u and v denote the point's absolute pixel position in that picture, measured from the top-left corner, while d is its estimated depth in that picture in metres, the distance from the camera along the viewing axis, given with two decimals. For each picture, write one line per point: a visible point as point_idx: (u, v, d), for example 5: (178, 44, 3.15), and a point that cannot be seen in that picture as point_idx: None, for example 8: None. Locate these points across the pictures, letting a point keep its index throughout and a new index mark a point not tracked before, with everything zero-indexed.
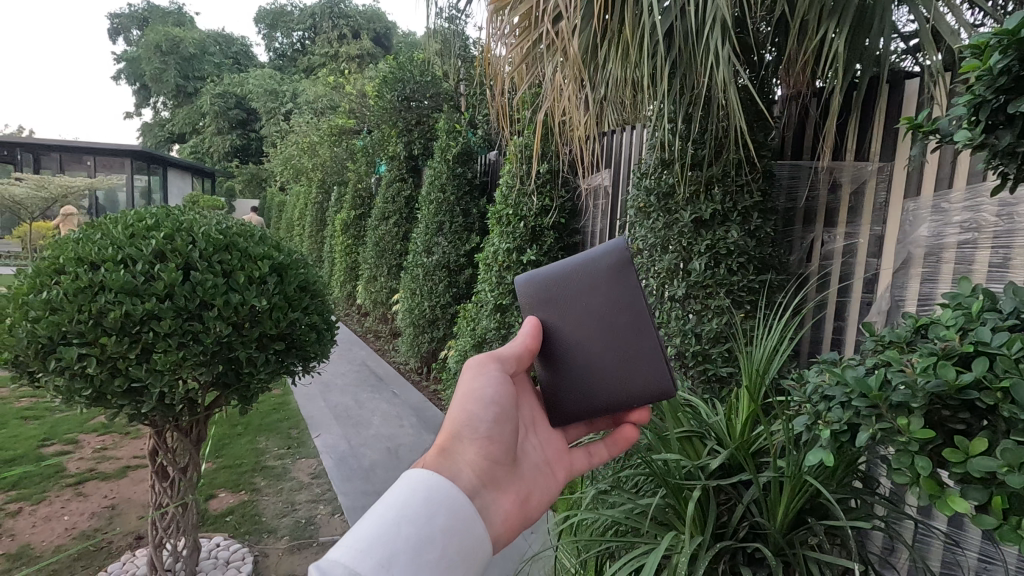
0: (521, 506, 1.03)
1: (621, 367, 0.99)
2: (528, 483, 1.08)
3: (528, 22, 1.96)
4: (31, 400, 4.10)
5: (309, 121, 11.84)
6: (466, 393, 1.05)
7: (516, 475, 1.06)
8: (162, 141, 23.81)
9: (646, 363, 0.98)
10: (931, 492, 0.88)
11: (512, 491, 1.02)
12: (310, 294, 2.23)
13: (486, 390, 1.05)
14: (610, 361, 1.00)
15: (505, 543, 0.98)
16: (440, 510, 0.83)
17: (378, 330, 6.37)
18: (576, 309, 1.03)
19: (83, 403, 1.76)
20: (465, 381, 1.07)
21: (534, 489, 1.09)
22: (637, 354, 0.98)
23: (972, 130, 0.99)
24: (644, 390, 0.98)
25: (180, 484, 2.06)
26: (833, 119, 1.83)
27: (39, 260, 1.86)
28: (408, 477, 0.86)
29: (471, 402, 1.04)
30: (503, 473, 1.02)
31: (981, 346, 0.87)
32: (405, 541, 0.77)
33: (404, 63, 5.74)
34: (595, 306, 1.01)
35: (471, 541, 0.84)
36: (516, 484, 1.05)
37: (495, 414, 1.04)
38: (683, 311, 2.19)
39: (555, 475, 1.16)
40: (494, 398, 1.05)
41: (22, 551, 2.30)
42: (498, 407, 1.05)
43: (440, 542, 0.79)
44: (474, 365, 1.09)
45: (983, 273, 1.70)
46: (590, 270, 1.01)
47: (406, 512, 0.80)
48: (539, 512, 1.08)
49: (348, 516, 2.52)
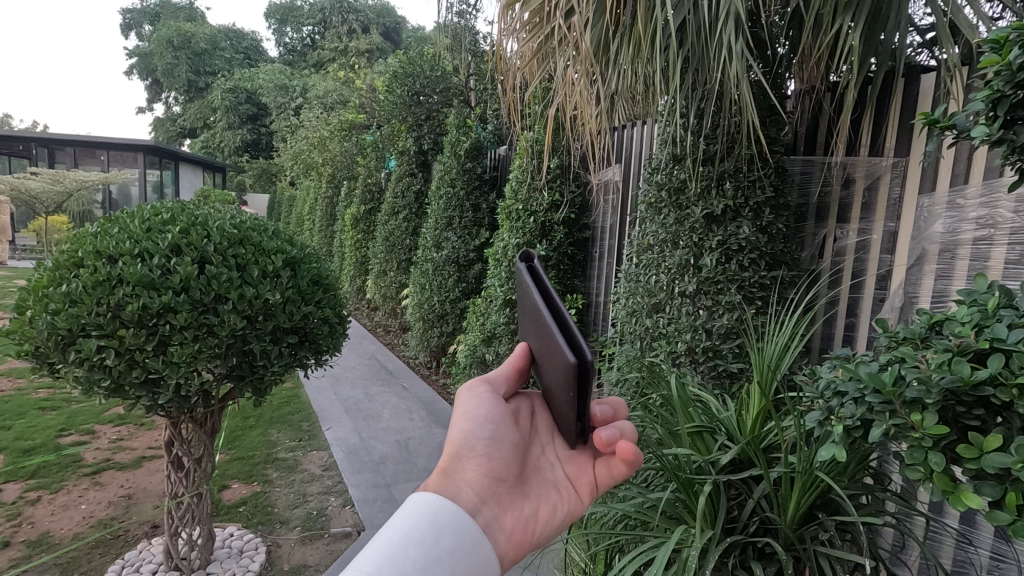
0: (531, 521, 0.98)
1: (557, 383, 0.81)
2: (539, 500, 1.01)
3: (540, 18, 1.96)
4: (49, 391, 4.17)
5: (318, 116, 11.87)
6: (462, 413, 1.03)
7: (525, 493, 1.00)
8: (174, 135, 23.93)
9: (557, 358, 0.77)
10: (944, 488, 0.87)
11: (519, 510, 0.98)
12: (323, 288, 2.25)
13: (479, 412, 1.01)
14: (552, 380, 0.84)
15: (512, 564, 0.93)
16: (446, 533, 0.84)
17: (387, 324, 6.41)
18: (533, 339, 0.93)
19: (101, 393, 1.79)
20: (460, 405, 1.05)
21: (548, 501, 1.02)
22: (555, 361, 0.79)
23: (990, 126, 0.98)
24: (574, 393, 0.76)
25: (195, 474, 2.10)
26: (848, 115, 1.80)
27: (59, 254, 1.89)
28: (412, 501, 0.88)
29: (467, 421, 1.01)
30: (509, 491, 0.98)
31: (997, 343, 0.86)
32: (414, 563, 0.78)
33: (414, 58, 5.70)
34: (534, 329, 0.89)
35: (479, 561, 0.85)
36: (524, 503, 0.99)
37: (491, 432, 1.00)
38: (694, 307, 2.18)
39: (574, 485, 1.04)
40: (491, 418, 1.01)
41: (41, 538, 2.35)
42: (494, 425, 1.00)
43: (449, 563, 0.80)
44: (470, 390, 1.06)
45: (998, 270, 1.68)
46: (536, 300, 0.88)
47: (414, 535, 0.81)
48: (552, 525, 1.00)
49: (359, 509, 2.55)
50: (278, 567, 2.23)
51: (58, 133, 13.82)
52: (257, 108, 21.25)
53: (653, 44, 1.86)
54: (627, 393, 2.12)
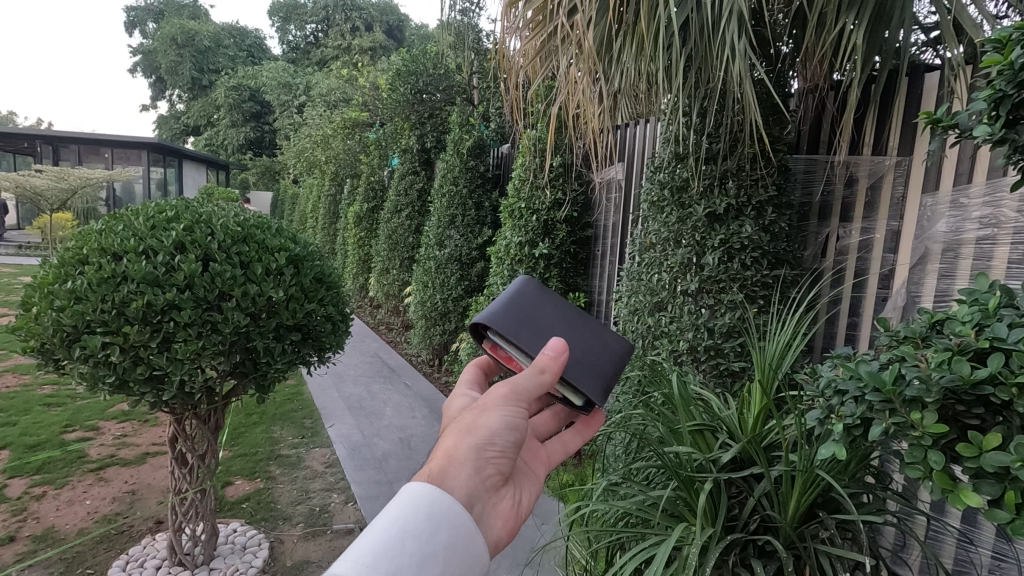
0: (519, 508, 1.07)
1: (601, 351, 1.19)
2: (522, 489, 1.11)
3: (543, 16, 1.96)
4: (53, 387, 4.19)
5: (321, 115, 11.89)
6: (487, 413, 1.05)
7: (513, 484, 1.09)
8: (178, 133, 24.02)
9: (607, 343, 1.21)
10: (943, 486, 0.87)
11: (511, 500, 1.06)
12: (326, 286, 2.26)
13: (508, 414, 1.06)
14: (584, 353, 1.16)
15: (497, 550, 1.00)
16: (442, 526, 0.85)
17: (390, 323, 6.42)
18: (542, 330, 1.18)
19: (106, 389, 1.80)
20: (487, 402, 1.07)
21: (526, 488, 1.13)
22: (600, 343, 1.20)
23: (992, 125, 0.98)
24: (619, 364, 1.20)
25: (198, 471, 2.11)
26: (851, 114, 1.79)
27: (64, 250, 1.91)
28: (409, 489, 0.88)
29: (495, 420, 1.05)
30: (505, 484, 1.06)
31: (997, 342, 0.86)
32: (410, 556, 0.79)
33: (417, 56, 5.81)
34: (549, 322, 1.20)
35: (473, 555, 0.86)
36: (514, 493, 1.08)
37: (513, 433, 1.06)
38: (696, 306, 2.19)
39: (536, 471, 1.21)
40: (517, 421, 1.07)
41: (47, 533, 2.37)
42: (518, 428, 1.07)
43: (443, 559, 0.81)
44: (501, 394, 1.08)
45: (1002, 269, 1.68)
46: (546, 307, 1.23)
47: (409, 527, 0.82)
48: (533, 509, 1.12)
49: (360, 505, 2.57)
50: (280, 564, 2.24)
51: (63, 131, 13.85)
52: (260, 106, 21.29)
53: (656, 42, 1.86)
54: (627, 391, 2.12)
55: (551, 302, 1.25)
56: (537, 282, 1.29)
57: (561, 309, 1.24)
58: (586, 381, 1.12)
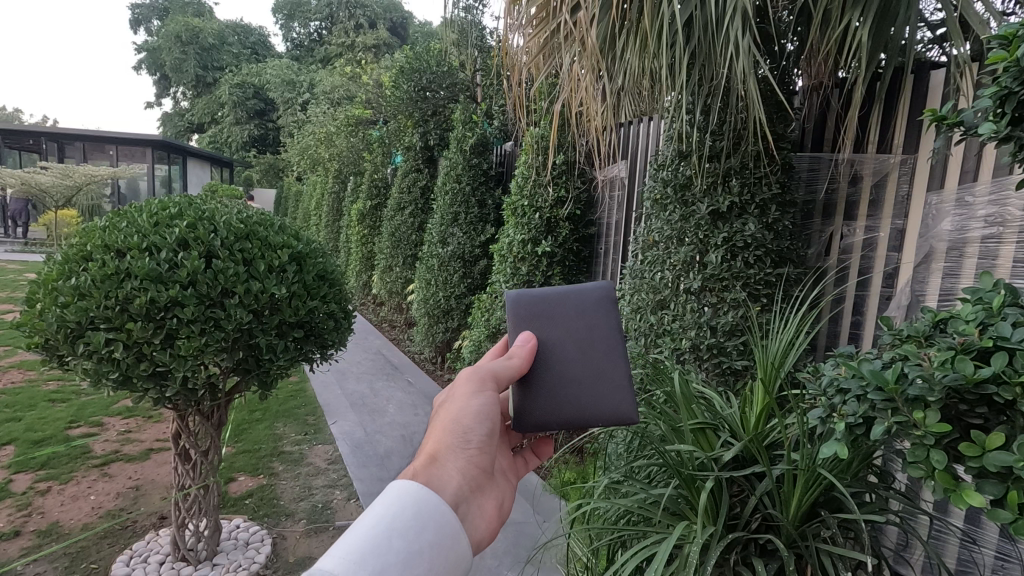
0: (503, 506, 1.08)
1: (585, 397, 1.07)
2: (504, 490, 1.12)
3: (546, 12, 1.94)
4: (58, 384, 4.21)
5: (325, 112, 11.92)
6: (461, 409, 1.08)
7: (495, 484, 1.10)
8: (183, 131, 24.18)
9: (611, 391, 1.08)
10: (946, 486, 0.87)
11: (496, 499, 1.07)
12: (328, 283, 2.26)
13: (481, 411, 1.09)
14: (571, 376, 1.08)
15: (485, 547, 1.01)
16: (429, 525, 0.84)
17: (392, 319, 6.45)
18: (547, 335, 1.11)
19: (110, 385, 1.82)
20: (458, 398, 1.10)
21: (507, 487, 1.14)
22: (604, 382, 1.08)
23: (997, 122, 0.98)
24: (590, 420, 1.07)
25: (202, 467, 2.12)
26: (857, 110, 1.78)
27: (69, 247, 1.92)
28: (394, 487, 0.88)
29: (468, 418, 1.08)
30: (489, 482, 1.07)
31: (1000, 341, 0.86)
32: (397, 554, 0.78)
33: (420, 54, 5.80)
34: (566, 335, 1.11)
35: (459, 552, 0.86)
36: (497, 492, 1.09)
37: (487, 428, 1.09)
38: (699, 305, 2.18)
39: (515, 473, 1.22)
40: (490, 415, 1.10)
41: (51, 528, 2.38)
42: (491, 421, 1.10)
43: (429, 558, 0.81)
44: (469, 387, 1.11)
45: (1007, 267, 1.67)
46: (580, 319, 1.12)
47: (397, 525, 0.82)
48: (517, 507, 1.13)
49: (362, 501, 2.58)
50: (282, 559, 2.25)
51: (68, 129, 13.89)
52: (264, 103, 21.36)
53: (658, 40, 1.85)
54: None
55: (595, 320, 1.11)
56: (608, 294, 1.14)
57: (588, 330, 1.11)
58: (538, 407, 1.08)
